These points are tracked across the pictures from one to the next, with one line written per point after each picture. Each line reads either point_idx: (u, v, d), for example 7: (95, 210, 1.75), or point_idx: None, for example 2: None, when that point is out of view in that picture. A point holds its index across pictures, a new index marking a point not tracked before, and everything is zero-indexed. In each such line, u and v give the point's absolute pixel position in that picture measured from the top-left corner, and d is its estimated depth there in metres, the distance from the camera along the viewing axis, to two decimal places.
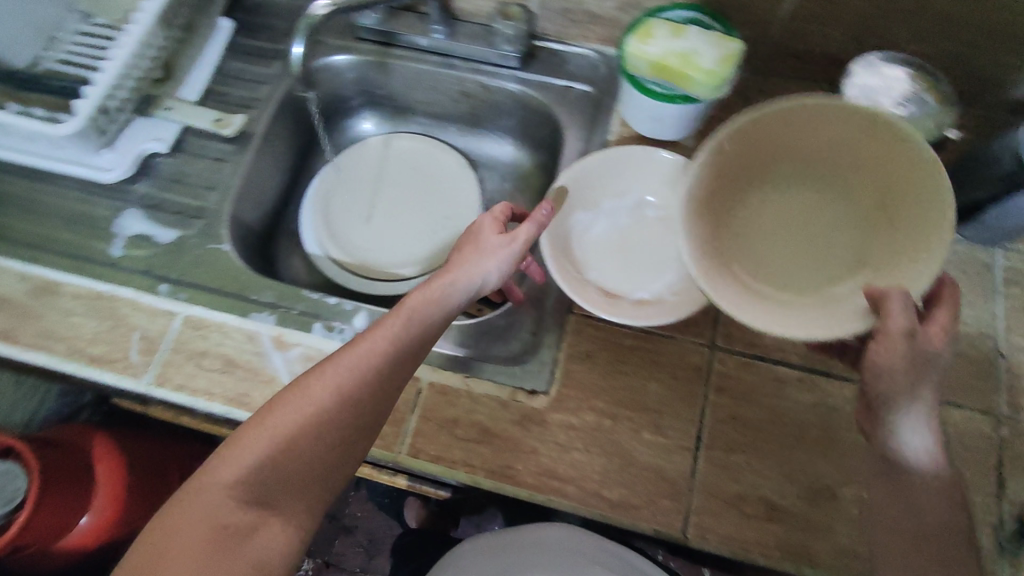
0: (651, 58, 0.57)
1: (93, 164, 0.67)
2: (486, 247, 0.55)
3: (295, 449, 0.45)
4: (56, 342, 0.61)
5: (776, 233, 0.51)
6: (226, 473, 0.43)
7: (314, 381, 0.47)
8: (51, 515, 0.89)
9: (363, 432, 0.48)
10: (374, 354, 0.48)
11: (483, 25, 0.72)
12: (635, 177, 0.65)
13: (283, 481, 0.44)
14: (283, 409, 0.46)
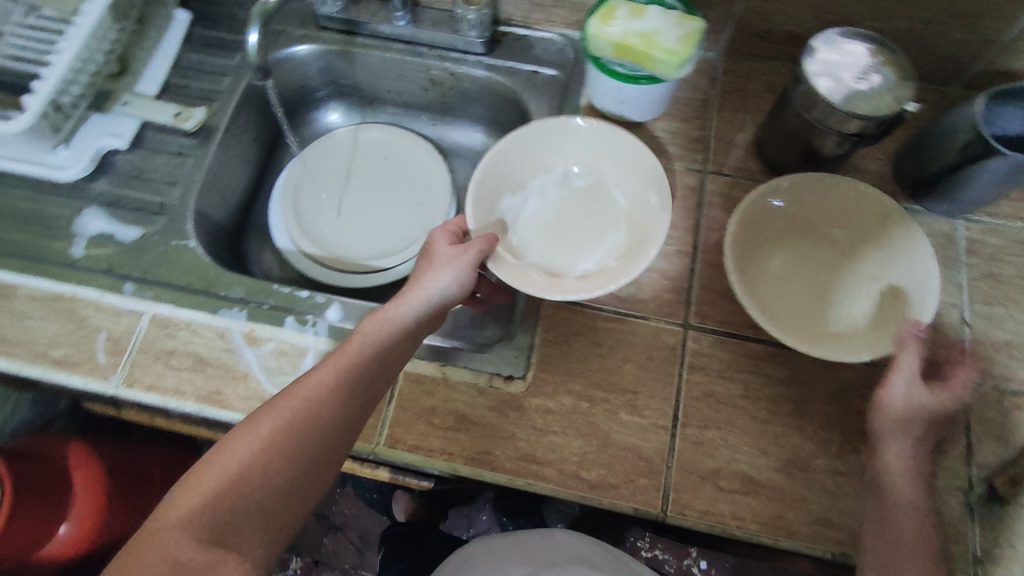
0: (611, 40, 0.56)
1: (46, 162, 0.65)
2: (439, 257, 0.56)
3: (256, 482, 0.44)
4: (16, 347, 0.59)
5: (782, 281, 0.59)
6: (178, 512, 0.42)
7: (273, 412, 0.47)
8: (27, 527, 0.87)
9: (325, 465, 0.47)
10: (334, 381, 0.49)
11: (447, 10, 0.71)
12: (552, 147, 0.65)
13: (239, 517, 0.43)
14: (242, 441, 0.45)
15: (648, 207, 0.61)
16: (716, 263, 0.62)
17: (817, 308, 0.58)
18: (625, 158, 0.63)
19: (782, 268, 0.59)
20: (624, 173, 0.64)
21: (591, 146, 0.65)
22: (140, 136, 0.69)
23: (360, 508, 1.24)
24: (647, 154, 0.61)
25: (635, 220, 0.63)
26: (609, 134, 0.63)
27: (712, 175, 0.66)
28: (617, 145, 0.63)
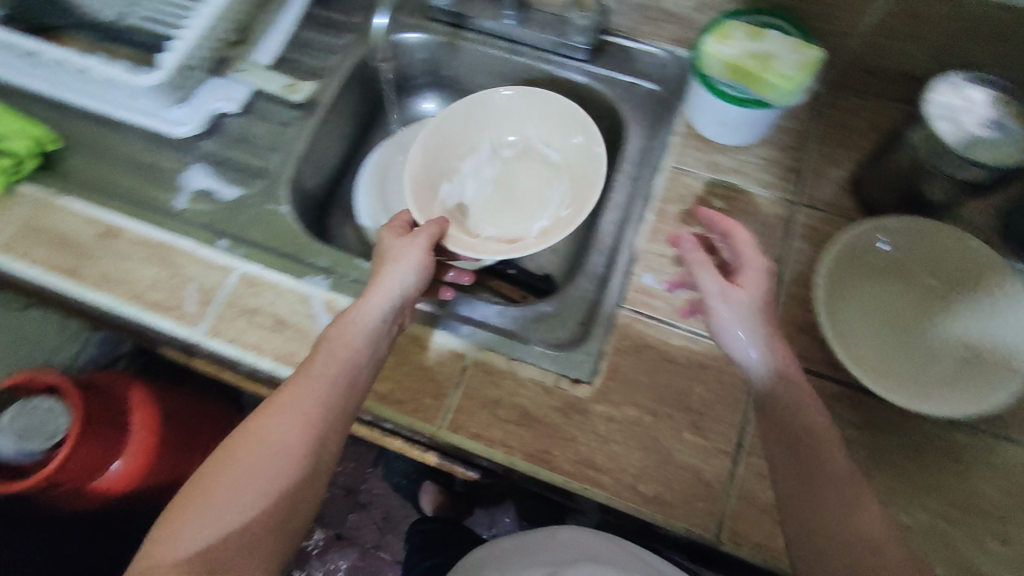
0: (723, 59, 0.57)
1: (164, 117, 0.69)
2: (398, 256, 0.58)
3: (238, 516, 0.43)
4: (115, 285, 0.62)
5: (868, 323, 0.58)
6: (171, 548, 0.42)
7: (248, 439, 0.46)
8: (86, 457, 0.92)
9: (307, 480, 0.46)
10: (305, 397, 0.49)
11: (556, 14, 0.72)
12: (460, 129, 0.73)
13: (235, 539, 0.43)
14: (219, 476, 0.44)
15: (583, 161, 0.69)
16: (799, 295, 0.61)
17: (902, 354, 0.56)
18: (548, 120, 0.72)
19: (869, 311, 0.58)
20: (550, 132, 0.73)
21: (521, 116, 0.73)
22: (251, 103, 0.72)
23: (387, 489, 1.26)
24: (573, 109, 0.69)
25: (571, 170, 0.71)
26: (533, 99, 0.71)
27: (803, 207, 0.64)
28: (544, 108, 0.71)
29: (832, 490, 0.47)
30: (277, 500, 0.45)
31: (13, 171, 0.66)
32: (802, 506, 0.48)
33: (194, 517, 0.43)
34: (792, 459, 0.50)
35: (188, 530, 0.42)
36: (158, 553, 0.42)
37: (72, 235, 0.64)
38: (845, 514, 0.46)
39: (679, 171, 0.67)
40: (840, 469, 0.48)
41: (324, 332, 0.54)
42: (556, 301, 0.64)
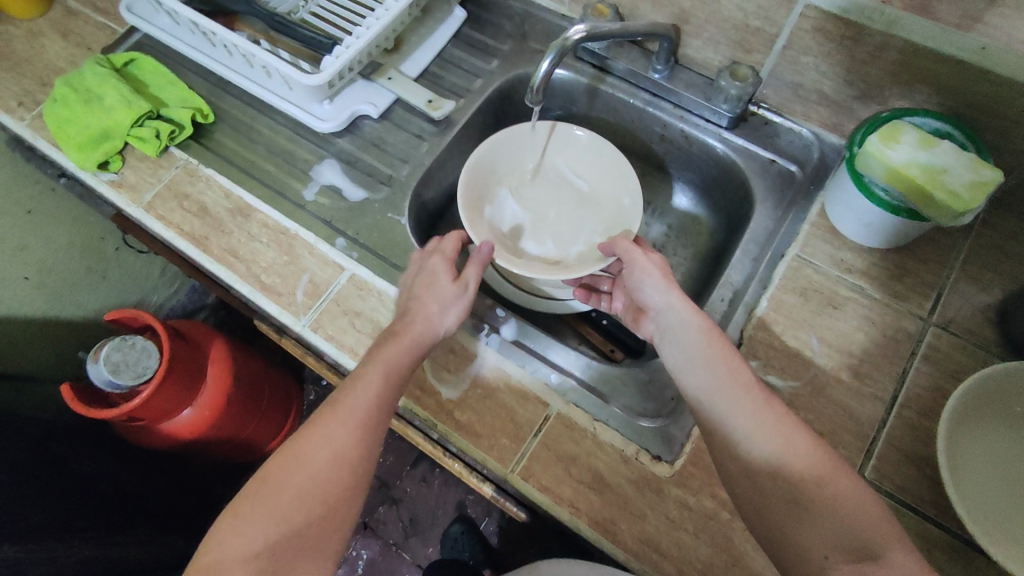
0: (888, 164, 0.54)
1: (312, 111, 0.72)
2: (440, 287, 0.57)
3: (292, 517, 0.45)
4: (237, 261, 0.65)
5: (991, 475, 0.52)
6: (235, 548, 0.43)
7: (302, 447, 0.47)
8: (166, 398, 0.97)
9: (358, 483, 0.48)
10: (354, 404, 0.49)
11: (706, 77, 0.71)
12: (515, 148, 0.72)
13: (295, 544, 0.44)
14: (277, 478, 0.46)
15: (620, 200, 0.70)
16: (914, 423, 0.56)
17: None
18: (596, 157, 0.72)
19: (993, 462, 0.53)
20: (592, 169, 0.72)
21: (564, 146, 0.73)
22: (390, 109, 0.75)
23: (422, 492, 1.27)
24: (620, 157, 0.70)
25: (607, 204, 0.71)
26: (590, 142, 0.71)
27: (935, 328, 0.60)
28: (596, 148, 0.71)
29: (784, 488, 0.45)
30: (332, 504, 0.46)
31: (169, 137, 0.71)
32: (764, 508, 0.46)
33: (254, 517, 0.44)
34: (741, 465, 0.48)
35: (250, 530, 0.44)
36: (219, 549, 0.43)
37: (210, 206, 0.69)
38: (809, 503, 0.44)
39: (803, 261, 0.63)
40: (791, 463, 0.45)
41: (368, 350, 0.54)
42: (651, 368, 0.63)
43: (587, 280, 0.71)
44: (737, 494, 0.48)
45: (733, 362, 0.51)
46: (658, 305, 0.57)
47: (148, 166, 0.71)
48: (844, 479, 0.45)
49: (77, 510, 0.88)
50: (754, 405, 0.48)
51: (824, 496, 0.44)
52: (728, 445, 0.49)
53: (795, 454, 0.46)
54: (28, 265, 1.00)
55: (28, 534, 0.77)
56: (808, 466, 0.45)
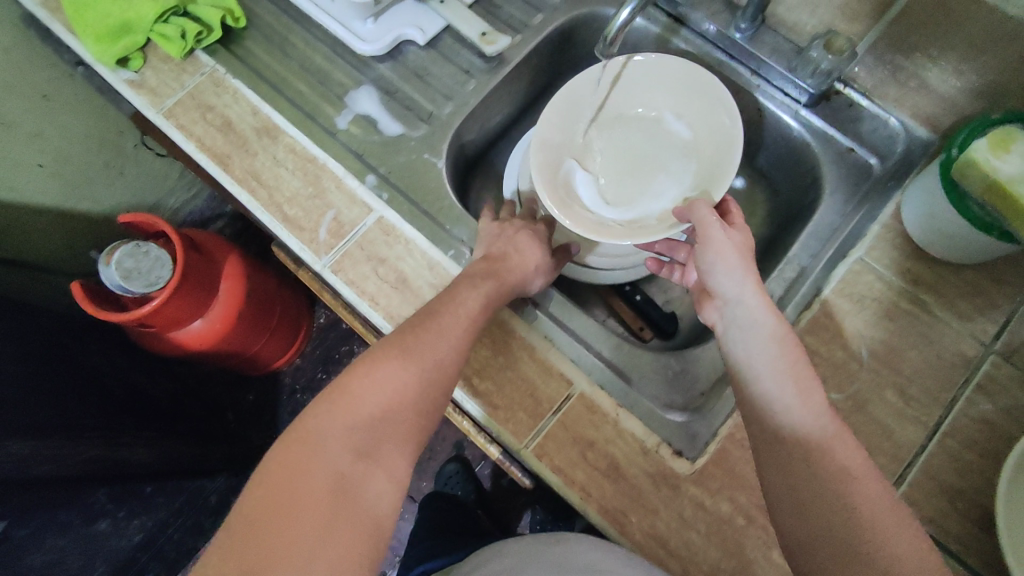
0: (991, 176, 0.48)
1: (353, 29, 0.66)
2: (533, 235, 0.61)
3: (395, 401, 0.45)
4: (259, 187, 0.61)
5: None
6: (338, 422, 0.42)
7: (418, 332, 0.48)
8: (176, 308, 0.94)
9: (440, 399, 0.47)
10: (463, 310, 0.50)
11: (793, 44, 0.64)
12: (604, 84, 0.66)
13: (385, 430, 0.43)
14: (367, 382, 0.44)
15: (720, 148, 0.62)
16: (956, 454, 0.52)
17: None
18: (694, 96, 0.64)
19: None
20: (693, 114, 0.65)
21: (664, 86, 0.66)
22: (438, 36, 0.68)
23: None
24: (726, 99, 0.62)
25: (705, 152, 0.64)
26: (694, 78, 0.64)
27: (996, 356, 0.55)
28: (693, 85, 0.64)
29: (841, 532, 0.41)
30: (430, 401, 0.46)
31: (195, 39, 0.65)
32: (812, 555, 0.42)
33: (355, 400, 0.43)
34: (791, 500, 0.44)
35: (348, 411, 0.43)
36: (298, 441, 0.41)
37: (235, 122, 0.63)
38: (866, 559, 0.39)
39: (866, 266, 0.58)
40: (857, 509, 0.41)
41: (459, 278, 0.54)
42: (684, 358, 0.60)
43: (660, 247, 0.65)
44: (784, 529, 0.44)
45: (806, 382, 0.48)
46: (730, 295, 0.54)
47: (171, 68, 0.66)
48: (902, 532, 0.40)
49: (85, 409, 0.87)
50: (829, 434, 0.45)
51: (889, 556, 0.39)
52: (784, 477, 0.45)
53: (858, 500, 0.41)
54: (42, 153, 0.96)
55: (38, 430, 0.76)
56: (872, 515, 0.41)
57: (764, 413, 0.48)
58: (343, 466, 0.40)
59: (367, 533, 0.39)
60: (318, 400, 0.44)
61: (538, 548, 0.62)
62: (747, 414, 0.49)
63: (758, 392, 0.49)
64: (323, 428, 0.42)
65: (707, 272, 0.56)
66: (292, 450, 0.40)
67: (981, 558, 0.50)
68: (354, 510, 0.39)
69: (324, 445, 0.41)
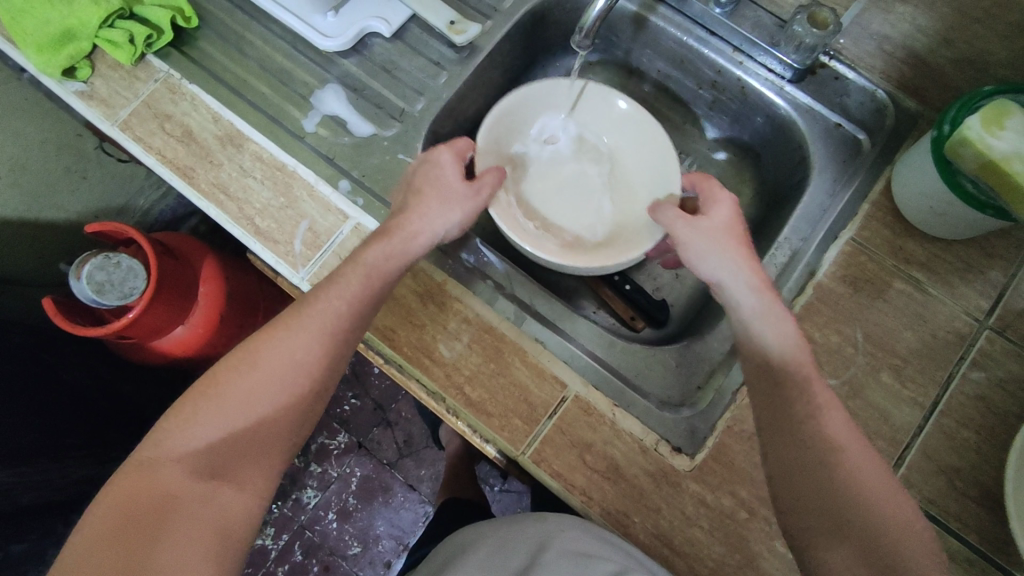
0: (984, 155, 0.46)
1: (313, 24, 0.63)
2: (446, 194, 0.55)
3: (245, 420, 0.46)
4: (227, 200, 0.58)
5: None
6: (184, 442, 0.45)
7: (270, 346, 0.48)
8: (154, 318, 0.90)
9: (303, 407, 0.48)
10: (325, 322, 0.49)
11: (777, 18, 0.63)
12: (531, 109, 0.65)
13: (239, 447, 0.46)
14: (213, 404, 0.46)
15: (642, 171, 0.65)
16: (952, 432, 0.52)
17: None
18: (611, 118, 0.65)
19: None
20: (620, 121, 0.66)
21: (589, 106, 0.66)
22: (404, 27, 0.66)
23: (416, 415, 1.28)
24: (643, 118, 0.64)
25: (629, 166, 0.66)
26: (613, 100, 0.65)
27: (990, 331, 0.54)
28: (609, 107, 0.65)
29: (824, 490, 0.44)
30: (287, 411, 0.48)
31: (145, 43, 0.61)
32: (799, 513, 0.44)
33: (202, 417, 0.46)
34: (781, 463, 0.46)
35: (197, 431, 0.45)
36: (149, 459, 0.44)
37: (196, 131, 0.60)
38: (851, 519, 0.43)
39: (858, 247, 0.57)
40: (850, 470, 0.44)
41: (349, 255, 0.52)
42: (681, 353, 0.59)
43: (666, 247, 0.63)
44: (772, 480, 0.46)
45: (792, 342, 0.48)
46: (720, 277, 0.52)
47: (123, 76, 0.62)
48: (882, 487, 0.43)
49: (66, 427, 0.85)
50: (817, 392, 0.46)
51: (874, 519, 0.42)
52: (775, 444, 0.47)
53: (844, 463, 0.44)
54: None
55: (20, 456, 0.75)
56: (864, 479, 0.43)
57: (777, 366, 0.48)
58: (183, 486, 0.44)
59: (215, 540, 0.43)
60: (166, 420, 0.46)
61: (520, 528, 0.63)
62: (750, 365, 0.50)
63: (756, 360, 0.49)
64: (165, 454, 0.44)
65: (694, 267, 0.54)
66: (131, 478, 0.43)
67: (982, 535, 0.49)
68: (197, 522, 0.43)
69: (164, 469, 0.44)
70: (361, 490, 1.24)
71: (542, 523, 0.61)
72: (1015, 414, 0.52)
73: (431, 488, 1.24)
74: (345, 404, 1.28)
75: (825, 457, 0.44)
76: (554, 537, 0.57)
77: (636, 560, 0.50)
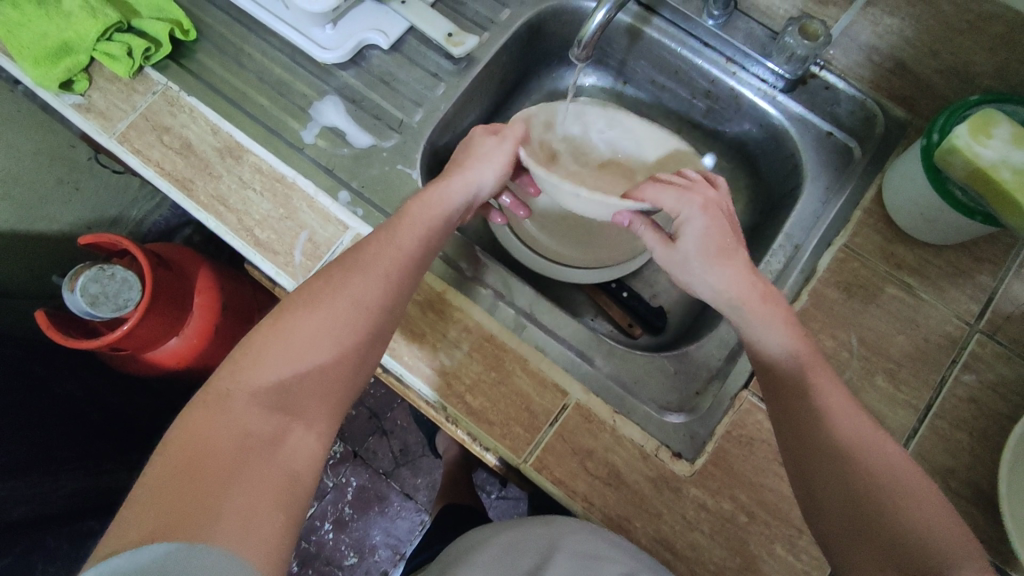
0: (973, 162, 0.47)
1: (311, 37, 0.64)
2: (480, 151, 0.57)
3: (309, 360, 0.45)
4: (226, 211, 0.58)
5: None
6: (252, 378, 0.43)
7: (334, 286, 0.47)
8: (147, 329, 0.90)
9: (366, 348, 0.47)
10: (388, 266, 0.49)
11: (768, 29, 0.64)
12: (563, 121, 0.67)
13: (308, 386, 0.44)
14: (279, 343, 0.44)
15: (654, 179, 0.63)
16: (946, 434, 0.53)
17: None
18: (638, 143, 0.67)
19: None
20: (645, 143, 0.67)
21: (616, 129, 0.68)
22: (402, 39, 0.66)
23: (412, 424, 1.27)
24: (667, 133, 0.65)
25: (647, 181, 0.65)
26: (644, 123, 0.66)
27: (980, 335, 0.55)
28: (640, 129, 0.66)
29: (840, 488, 0.43)
30: (351, 351, 0.46)
31: (143, 56, 0.61)
32: (821, 512, 0.44)
33: (267, 354, 0.44)
34: (799, 463, 0.46)
35: (263, 368, 0.43)
36: (215, 397, 0.41)
37: (194, 143, 0.60)
38: (869, 520, 0.41)
39: (851, 253, 0.58)
40: (860, 469, 0.42)
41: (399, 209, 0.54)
42: (680, 359, 0.60)
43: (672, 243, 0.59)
44: (797, 488, 0.47)
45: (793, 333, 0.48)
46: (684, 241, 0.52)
47: (120, 89, 0.62)
48: (910, 490, 0.41)
49: (58, 440, 0.84)
50: (822, 387, 0.46)
51: (893, 520, 0.40)
52: (792, 441, 0.47)
53: (858, 467, 0.42)
54: None
55: (12, 470, 0.74)
56: (883, 483, 0.42)
57: (778, 371, 0.48)
58: (257, 424, 0.41)
59: (285, 486, 0.41)
60: (232, 361, 0.44)
61: (521, 533, 0.63)
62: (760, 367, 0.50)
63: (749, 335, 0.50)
64: (231, 391, 0.42)
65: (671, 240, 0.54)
66: (201, 417, 0.40)
67: (977, 535, 0.50)
68: (269, 465, 0.40)
69: (236, 406, 0.41)
70: (357, 500, 1.24)
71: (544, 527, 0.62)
72: (1007, 416, 0.53)
73: (428, 497, 1.24)
74: None
75: (838, 450, 0.43)
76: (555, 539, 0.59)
77: (637, 565, 0.50)
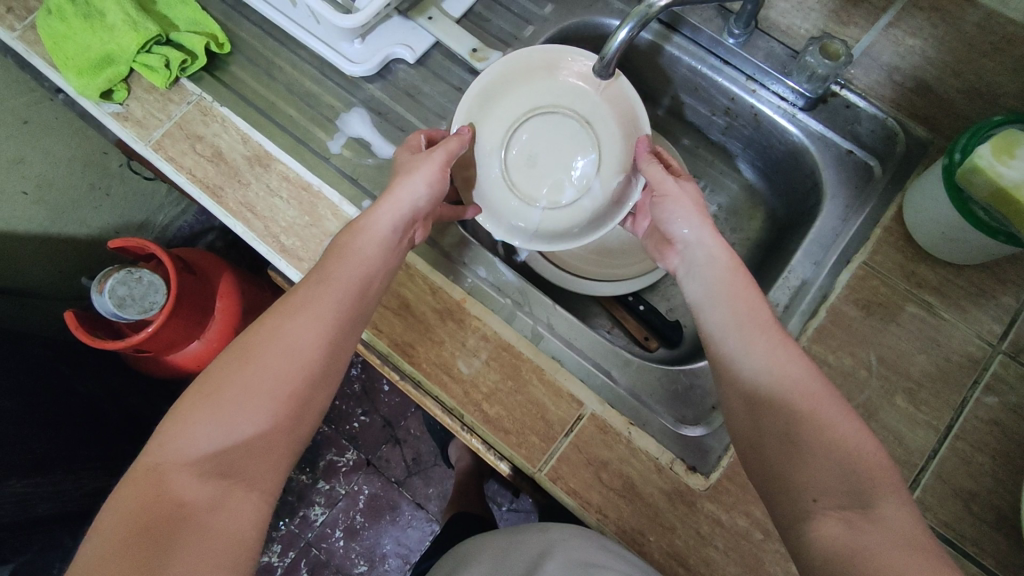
0: (997, 182, 0.47)
1: (341, 51, 0.66)
2: (409, 168, 0.55)
3: (244, 420, 0.44)
4: (254, 217, 0.60)
5: None
6: (186, 447, 0.42)
7: (264, 340, 0.47)
8: (171, 333, 0.92)
9: (307, 392, 0.46)
10: (325, 309, 0.48)
11: (789, 48, 0.65)
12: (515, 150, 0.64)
13: (245, 445, 0.43)
14: (208, 406, 0.44)
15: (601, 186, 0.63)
16: (966, 455, 0.52)
17: None
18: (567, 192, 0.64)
19: None
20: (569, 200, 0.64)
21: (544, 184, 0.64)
22: (427, 53, 0.68)
23: (425, 433, 1.28)
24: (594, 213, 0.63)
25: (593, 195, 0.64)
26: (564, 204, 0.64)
27: (1003, 356, 0.55)
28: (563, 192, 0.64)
29: (779, 416, 0.43)
30: (287, 402, 0.45)
31: (179, 67, 0.64)
32: (759, 447, 0.44)
33: (199, 420, 0.43)
34: (745, 403, 0.46)
35: (195, 436, 0.43)
36: (148, 473, 0.41)
37: (225, 151, 0.62)
38: (806, 443, 0.41)
39: (870, 271, 0.58)
40: (791, 400, 0.44)
41: (334, 242, 0.53)
42: (695, 372, 0.59)
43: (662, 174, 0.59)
44: (737, 433, 0.47)
45: (781, 354, 0.46)
46: (674, 199, 0.56)
47: (157, 99, 0.64)
48: (837, 412, 0.43)
49: (80, 438, 0.85)
50: (771, 344, 0.47)
51: (828, 439, 0.41)
52: (737, 385, 0.47)
53: (793, 392, 0.44)
54: (25, 179, 0.92)
55: (36, 467, 0.75)
56: (814, 409, 0.43)
57: (766, 394, 0.45)
58: (192, 494, 0.40)
59: (228, 554, 0.39)
60: (164, 431, 0.43)
61: (526, 539, 0.64)
62: (738, 396, 0.47)
63: (728, 355, 0.48)
64: (166, 462, 0.41)
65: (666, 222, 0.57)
66: (136, 493, 0.40)
67: (997, 559, 0.49)
68: (207, 533, 0.39)
69: (169, 480, 0.40)
70: (368, 508, 1.24)
71: (546, 533, 0.62)
72: None
73: (439, 507, 1.24)
74: (354, 421, 1.28)
75: (785, 384, 0.44)
76: (557, 545, 0.58)
77: None
